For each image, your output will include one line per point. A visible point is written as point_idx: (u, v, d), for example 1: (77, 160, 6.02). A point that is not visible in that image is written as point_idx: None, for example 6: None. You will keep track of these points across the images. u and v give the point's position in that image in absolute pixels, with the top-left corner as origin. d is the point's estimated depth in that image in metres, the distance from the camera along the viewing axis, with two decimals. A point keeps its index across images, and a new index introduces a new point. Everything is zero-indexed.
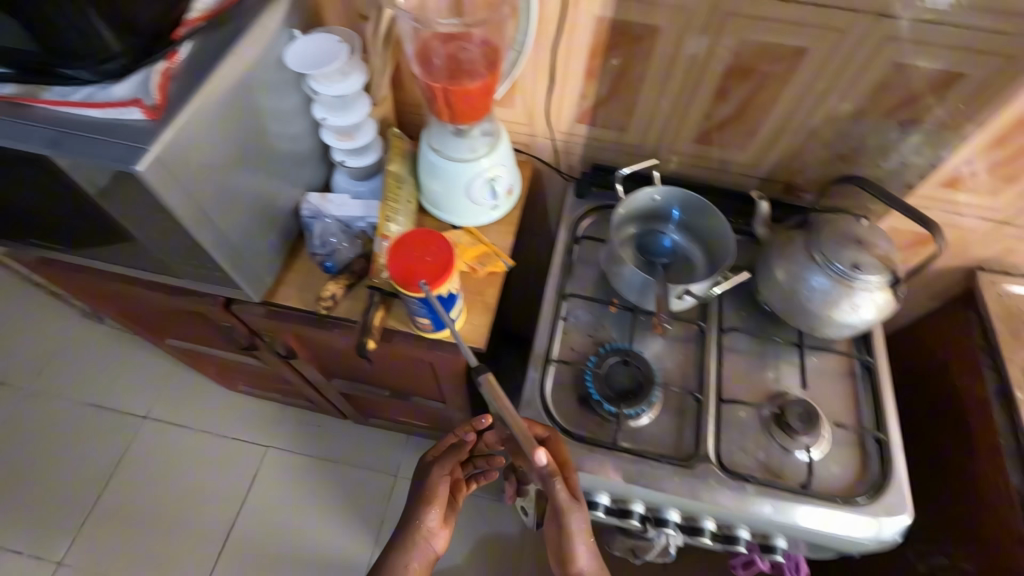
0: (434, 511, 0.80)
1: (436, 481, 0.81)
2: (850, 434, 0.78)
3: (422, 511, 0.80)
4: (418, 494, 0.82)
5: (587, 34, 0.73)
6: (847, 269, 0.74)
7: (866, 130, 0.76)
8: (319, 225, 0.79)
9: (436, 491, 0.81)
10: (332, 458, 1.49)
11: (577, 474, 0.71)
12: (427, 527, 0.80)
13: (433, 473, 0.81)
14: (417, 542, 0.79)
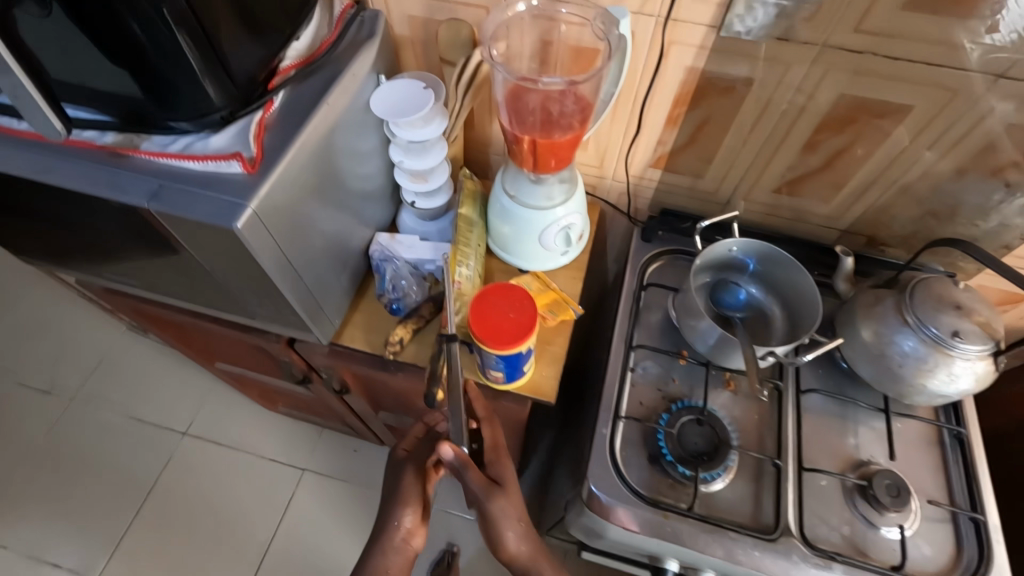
0: (409, 510, 0.70)
1: (408, 479, 0.71)
2: (941, 511, 0.73)
3: (398, 512, 0.70)
4: (391, 496, 0.72)
5: (675, 83, 0.71)
6: (945, 336, 0.70)
7: (965, 189, 0.73)
8: (389, 267, 0.78)
9: (411, 490, 0.71)
10: (368, 486, 1.47)
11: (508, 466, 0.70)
12: (400, 533, 0.70)
13: (404, 470, 0.73)
14: (389, 548, 0.70)
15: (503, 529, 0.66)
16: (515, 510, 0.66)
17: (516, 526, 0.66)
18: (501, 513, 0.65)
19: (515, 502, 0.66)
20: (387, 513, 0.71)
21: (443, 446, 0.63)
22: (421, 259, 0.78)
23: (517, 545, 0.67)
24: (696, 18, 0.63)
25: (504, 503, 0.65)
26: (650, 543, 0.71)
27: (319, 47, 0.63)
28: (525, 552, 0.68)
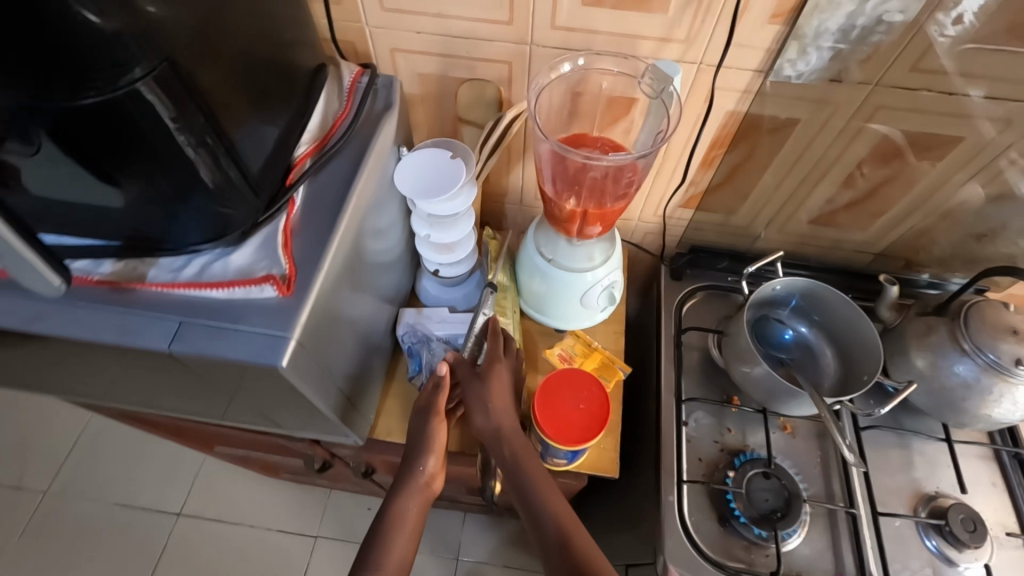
0: (433, 454, 0.63)
1: (432, 427, 0.63)
2: (1017, 540, 0.72)
3: (418, 455, 0.63)
4: (412, 441, 0.64)
5: (715, 128, 0.66)
6: (1005, 363, 0.68)
7: (1005, 211, 0.72)
8: (422, 348, 0.71)
9: (438, 436, 0.64)
10: None
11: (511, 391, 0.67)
12: (423, 480, 0.63)
13: (422, 418, 0.64)
14: (408, 492, 0.62)
15: (486, 410, 0.64)
16: (497, 392, 0.65)
17: (499, 406, 0.64)
18: (481, 387, 0.65)
19: (499, 382, 0.65)
20: (407, 464, 0.64)
21: (441, 363, 0.65)
22: (454, 333, 0.72)
23: (503, 431, 0.63)
24: (743, 64, 0.58)
25: (481, 379, 0.65)
26: None
27: (334, 127, 0.56)
28: (507, 436, 0.63)
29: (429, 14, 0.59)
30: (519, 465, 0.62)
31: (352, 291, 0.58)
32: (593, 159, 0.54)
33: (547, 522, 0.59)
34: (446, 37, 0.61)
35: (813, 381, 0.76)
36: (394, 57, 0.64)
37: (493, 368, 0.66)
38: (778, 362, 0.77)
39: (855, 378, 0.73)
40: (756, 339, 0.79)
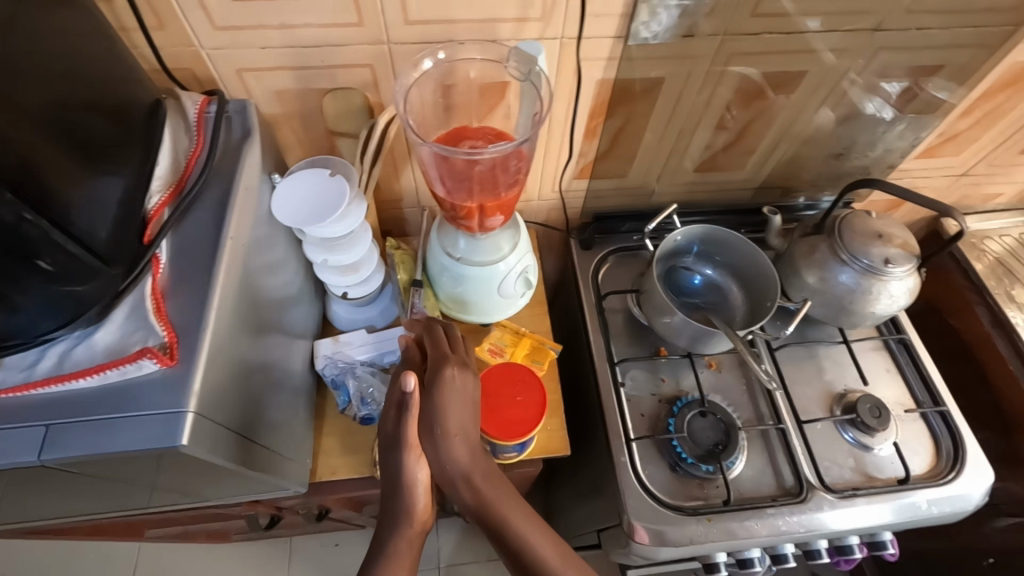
0: (420, 492, 0.58)
1: (412, 465, 0.57)
2: (915, 414, 0.81)
3: (404, 501, 0.58)
4: (392, 484, 0.58)
5: (589, 97, 0.68)
6: (878, 265, 0.76)
7: (853, 130, 0.80)
8: (349, 378, 0.67)
9: (419, 473, 0.58)
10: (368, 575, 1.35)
11: (466, 399, 0.58)
12: (412, 527, 0.58)
13: (395, 451, 0.56)
14: (395, 540, 0.57)
15: (446, 445, 0.56)
16: (456, 413, 0.57)
17: (461, 435, 0.57)
18: (434, 411, 0.57)
19: (454, 399, 0.57)
20: (392, 509, 0.58)
21: (407, 373, 0.54)
22: (378, 353, 0.69)
23: (469, 469, 0.57)
24: (601, 32, 0.59)
25: (433, 400, 0.57)
26: (701, 549, 0.71)
27: (188, 167, 0.50)
28: (471, 475, 0.57)
29: (270, 27, 0.54)
30: (490, 503, 0.56)
31: (251, 338, 0.53)
32: (473, 154, 0.53)
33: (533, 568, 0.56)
34: (296, 48, 0.57)
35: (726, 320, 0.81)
36: (242, 77, 0.59)
37: (439, 382, 0.57)
38: (693, 309, 0.82)
39: (760, 308, 0.79)
40: (671, 292, 0.83)
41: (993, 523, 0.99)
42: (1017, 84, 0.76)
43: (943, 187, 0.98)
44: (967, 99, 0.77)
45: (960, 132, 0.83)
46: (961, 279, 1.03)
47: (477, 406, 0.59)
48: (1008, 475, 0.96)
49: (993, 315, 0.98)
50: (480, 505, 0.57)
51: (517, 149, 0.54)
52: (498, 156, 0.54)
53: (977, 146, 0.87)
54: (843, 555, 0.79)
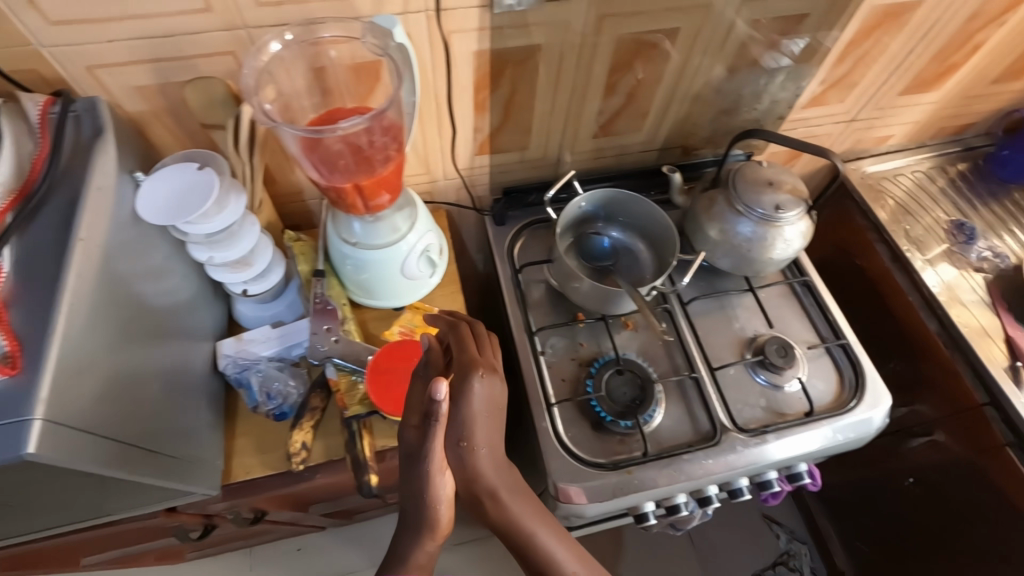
0: (446, 516, 0.47)
1: (437, 488, 0.46)
2: (819, 349, 0.86)
3: (421, 531, 0.46)
4: (407, 506, 0.47)
5: (469, 70, 0.68)
6: (771, 212, 0.80)
7: (738, 84, 0.82)
8: (254, 375, 0.67)
9: (441, 494, 0.47)
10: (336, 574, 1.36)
11: (499, 404, 0.51)
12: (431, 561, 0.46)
13: (415, 471, 0.46)
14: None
15: (471, 458, 0.49)
16: (483, 426, 0.49)
17: (486, 447, 0.50)
18: (463, 423, 0.49)
19: (480, 408, 0.49)
20: (404, 538, 0.46)
21: (441, 379, 0.43)
22: (285, 347, 0.69)
23: (494, 483, 0.50)
24: (464, 2, 0.60)
25: (457, 412, 0.49)
26: (624, 501, 0.74)
27: (32, 168, 0.48)
28: (497, 489, 0.50)
29: (110, 18, 0.52)
30: (516, 517, 0.51)
31: (134, 344, 0.52)
32: (325, 132, 0.51)
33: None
34: (144, 39, 0.54)
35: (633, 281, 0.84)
36: (94, 74, 0.56)
37: (470, 387, 0.49)
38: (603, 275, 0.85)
39: (664, 263, 0.82)
40: (579, 263, 0.85)
41: (910, 444, 1.05)
42: (881, 28, 0.79)
43: (835, 134, 1.02)
44: (837, 46, 0.80)
45: (838, 79, 0.87)
46: (863, 221, 1.08)
47: (503, 415, 0.52)
48: (918, 399, 1.02)
49: (892, 252, 1.03)
50: (505, 521, 0.51)
51: (375, 120, 0.53)
52: (355, 130, 0.53)
53: (858, 91, 0.92)
54: (764, 490, 0.83)
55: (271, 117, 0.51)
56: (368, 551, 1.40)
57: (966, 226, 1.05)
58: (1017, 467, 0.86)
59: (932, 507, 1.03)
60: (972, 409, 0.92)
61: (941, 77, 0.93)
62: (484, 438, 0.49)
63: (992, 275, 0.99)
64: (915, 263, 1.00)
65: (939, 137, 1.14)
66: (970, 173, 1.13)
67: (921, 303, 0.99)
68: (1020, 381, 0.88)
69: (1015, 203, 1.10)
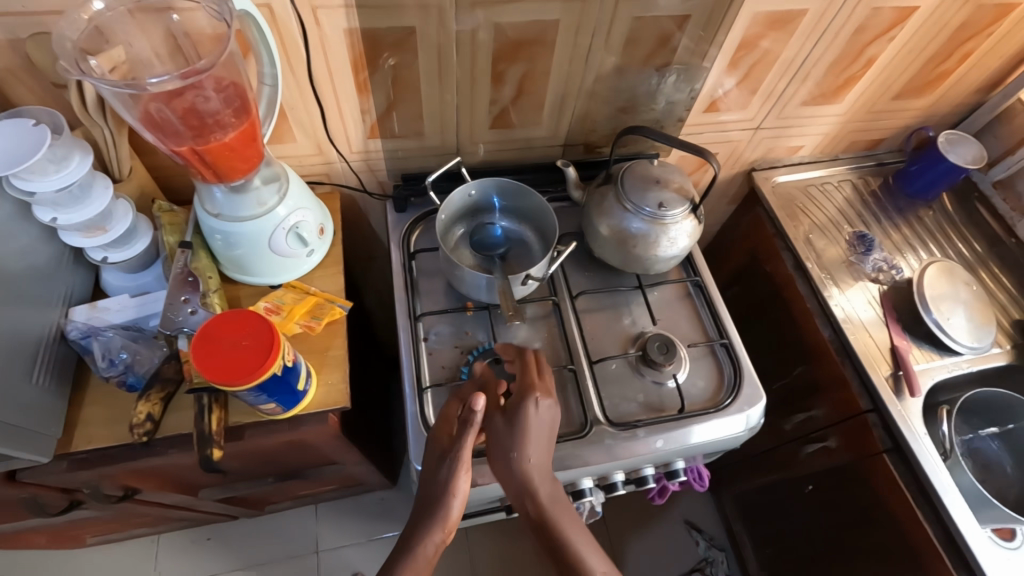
0: (457, 506, 0.59)
1: (458, 473, 0.60)
2: (704, 349, 0.87)
3: (439, 508, 0.58)
4: (432, 492, 0.60)
5: (343, 48, 0.68)
6: (656, 210, 0.80)
7: (632, 82, 0.83)
8: (98, 343, 0.65)
9: (460, 484, 0.60)
10: (245, 565, 1.35)
11: (545, 422, 0.63)
12: (440, 538, 0.57)
13: (447, 459, 0.62)
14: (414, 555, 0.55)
15: (517, 464, 0.60)
16: (532, 443, 0.62)
17: (537, 460, 0.61)
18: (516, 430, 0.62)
19: (533, 428, 0.62)
20: (426, 513, 0.59)
21: (476, 393, 0.61)
22: (139, 316, 0.67)
23: (535, 485, 0.59)
24: None
25: (512, 428, 0.62)
26: (487, 490, 0.74)
27: None
28: (536, 490, 0.59)
29: None
30: (554, 521, 0.56)
31: None
32: (137, 89, 0.49)
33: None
34: None
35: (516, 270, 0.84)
36: None
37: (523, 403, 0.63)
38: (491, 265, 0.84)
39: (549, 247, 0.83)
40: (467, 254, 0.85)
41: (806, 450, 1.07)
42: (768, 35, 0.82)
43: (744, 141, 1.04)
44: (726, 50, 0.82)
45: (734, 85, 0.89)
46: (770, 228, 1.11)
47: (555, 436, 0.64)
48: (812, 405, 1.04)
49: (795, 260, 1.05)
50: (544, 521, 0.57)
51: (201, 79, 0.52)
52: (175, 89, 0.52)
53: (758, 98, 0.94)
54: (641, 485, 0.83)
55: (86, 73, 0.49)
56: (281, 544, 1.38)
57: (867, 238, 1.07)
58: (892, 472, 0.88)
59: (824, 513, 1.05)
60: (858, 415, 0.93)
61: (840, 90, 0.95)
62: (533, 455, 0.61)
63: (887, 286, 1.01)
64: (826, 292, 0.99)
65: (852, 151, 1.17)
66: (881, 188, 1.16)
67: (817, 309, 1.00)
68: (900, 391, 0.90)
69: (919, 218, 1.13)
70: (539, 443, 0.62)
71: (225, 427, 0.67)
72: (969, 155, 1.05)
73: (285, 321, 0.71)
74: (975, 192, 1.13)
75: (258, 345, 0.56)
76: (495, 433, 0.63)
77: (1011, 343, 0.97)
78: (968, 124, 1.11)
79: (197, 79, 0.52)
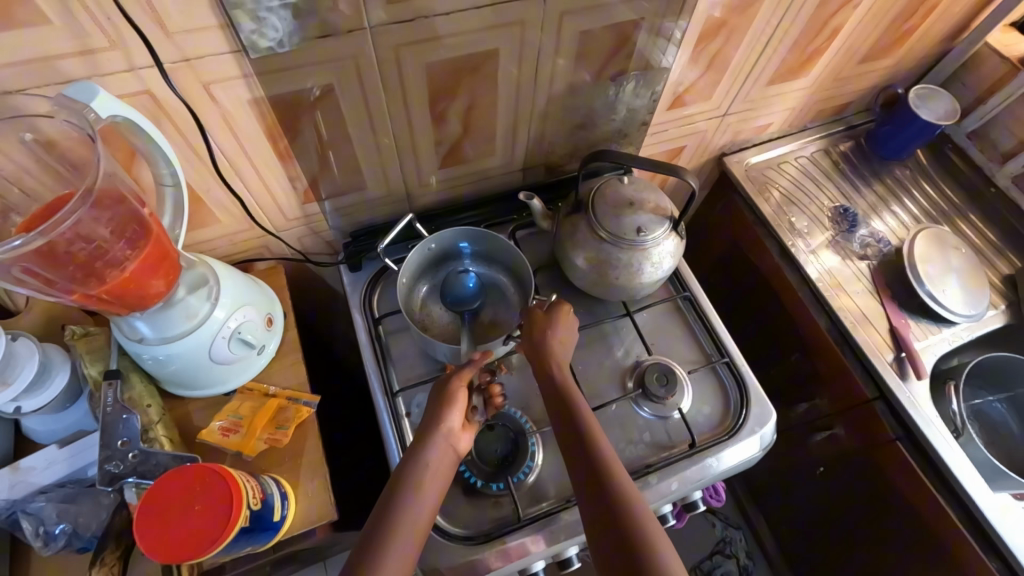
0: (456, 416, 0.63)
1: (454, 385, 0.64)
2: (704, 369, 0.82)
3: (439, 418, 0.62)
4: (430, 408, 0.64)
5: (252, 120, 0.58)
6: (634, 237, 0.73)
7: (588, 97, 0.75)
8: (27, 519, 0.56)
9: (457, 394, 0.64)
10: None
11: (567, 319, 0.71)
12: (442, 441, 0.61)
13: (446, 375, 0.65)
14: (430, 441, 0.60)
15: (548, 338, 0.69)
16: (563, 329, 0.71)
17: (561, 341, 0.70)
18: (551, 315, 0.71)
19: (566, 321, 0.71)
20: (428, 426, 0.62)
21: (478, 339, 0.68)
22: (74, 468, 0.58)
23: (558, 356, 0.68)
24: (212, 49, 0.50)
25: (552, 316, 0.71)
26: (500, 573, 0.67)
27: None
28: (565, 366, 0.67)
29: None
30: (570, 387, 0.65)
31: None
32: None
33: (589, 437, 0.60)
34: None
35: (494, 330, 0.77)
36: None
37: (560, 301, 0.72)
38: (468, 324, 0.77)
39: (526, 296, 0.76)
40: (439, 315, 0.78)
41: (815, 438, 1.05)
42: (727, 24, 0.74)
43: (712, 130, 0.97)
44: (685, 45, 0.74)
45: (696, 79, 0.82)
46: (749, 216, 1.05)
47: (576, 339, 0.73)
48: (815, 393, 1.02)
49: (779, 245, 1.00)
50: (563, 385, 0.65)
51: (75, 219, 0.43)
52: (45, 245, 0.42)
53: (722, 87, 0.86)
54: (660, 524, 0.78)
55: None
56: None
57: (850, 212, 1.02)
58: (908, 461, 0.86)
59: (840, 495, 1.03)
60: (865, 404, 0.91)
61: (806, 64, 0.89)
62: (558, 348, 0.69)
63: (875, 261, 0.98)
64: (801, 258, 0.96)
65: (821, 118, 1.11)
66: (854, 152, 1.11)
67: (808, 295, 0.96)
68: (906, 374, 0.87)
69: (896, 180, 1.09)
70: (561, 329, 0.70)
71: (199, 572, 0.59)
72: (941, 111, 1.00)
73: (246, 439, 0.63)
74: (948, 143, 1.10)
75: (213, 505, 0.48)
76: (533, 321, 0.70)
77: (1005, 302, 0.95)
78: (935, 75, 1.06)
79: (70, 222, 0.42)
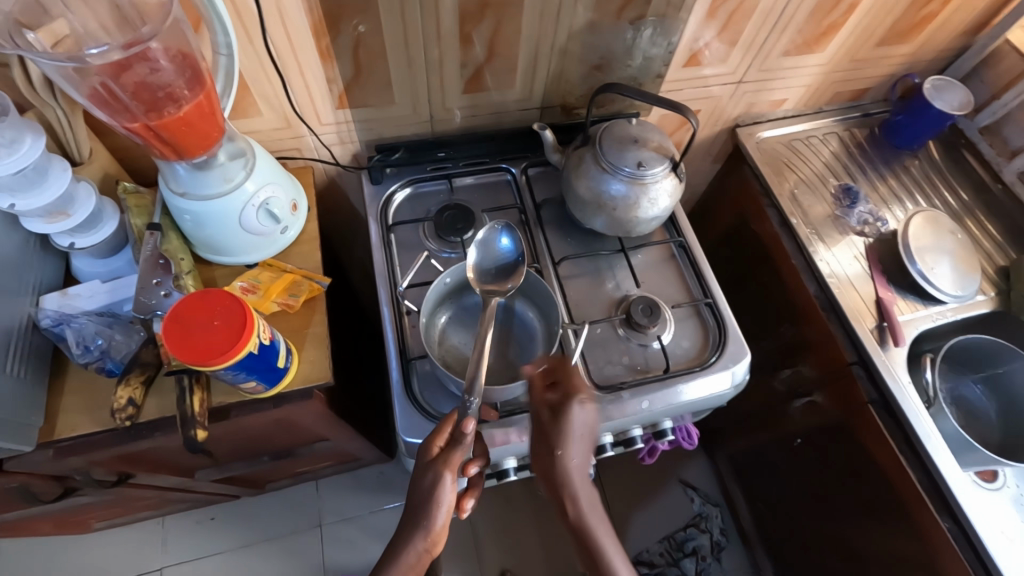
0: (440, 516, 0.63)
1: (441, 484, 0.63)
2: (689, 309, 0.87)
3: (423, 521, 0.63)
4: (420, 499, 0.64)
5: (300, 13, 0.66)
6: (635, 170, 0.79)
7: (606, 37, 0.81)
8: (71, 331, 0.64)
9: (445, 492, 0.63)
10: (264, 538, 1.37)
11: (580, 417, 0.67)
12: (423, 546, 0.64)
13: (433, 471, 0.63)
14: (413, 534, 0.64)
15: (560, 461, 0.66)
16: (577, 428, 0.67)
17: (575, 457, 0.66)
18: (560, 430, 0.66)
19: (574, 426, 0.66)
20: (414, 521, 0.64)
21: (468, 420, 0.63)
22: (114, 300, 0.67)
23: (571, 481, 0.66)
24: None
25: (557, 422, 0.67)
26: None
27: None
28: (577, 493, 0.67)
29: None
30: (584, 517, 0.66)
31: None
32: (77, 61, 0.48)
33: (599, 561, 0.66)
34: None
35: (524, 363, 0.79)
36: None
37: (569, 407, 0.67)
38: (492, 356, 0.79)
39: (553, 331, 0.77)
40: (462, 344, 0.79)
41: (794, 405, 1.09)
42: None
43: (727, 96, 1.02)
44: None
45: (712, 36, 0.87)
46: (755, 186, 1.10)
47: (593, 437, 0.68)
48: (798, 360, 1.06)
49: (780, 216, 1.04)
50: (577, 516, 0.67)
51: (145, 49, 0.52)
52: (117, 61, 0.51)
53: (738, 51, 0.91)
54: (629, 446, 0.83)
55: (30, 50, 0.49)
56: (283, 522, 1.39)
57: (852, 191, 1.06)
58: (876, 422, 0.90)
59: (813, 465, 1.07)
60: (843, 368, 0.94)
61: (821, 38, 0.93)
62: (579, 464, 0.67)
63: (872, 239, 1.01)
64: (804, 235, 0.99)
65: (837, 103, 1.15)
66: (867, 139, 1.14)
67: (801, 262, 1.01)
68: (885, 342, 0.91)
69: (905, 168, 1.11)
70: (579, 437, 0.67)
71: (209, 407, 0.67)
72: (954, 101, 1.02)
73: (263, 300, 0.71)
74: (961, 139, 1.12)
75: (230, 324, 0.55)
76: (542, 429, 0.68)
77: (995, 290, 0.97)
78: (954, 69, 1.09)
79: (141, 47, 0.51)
